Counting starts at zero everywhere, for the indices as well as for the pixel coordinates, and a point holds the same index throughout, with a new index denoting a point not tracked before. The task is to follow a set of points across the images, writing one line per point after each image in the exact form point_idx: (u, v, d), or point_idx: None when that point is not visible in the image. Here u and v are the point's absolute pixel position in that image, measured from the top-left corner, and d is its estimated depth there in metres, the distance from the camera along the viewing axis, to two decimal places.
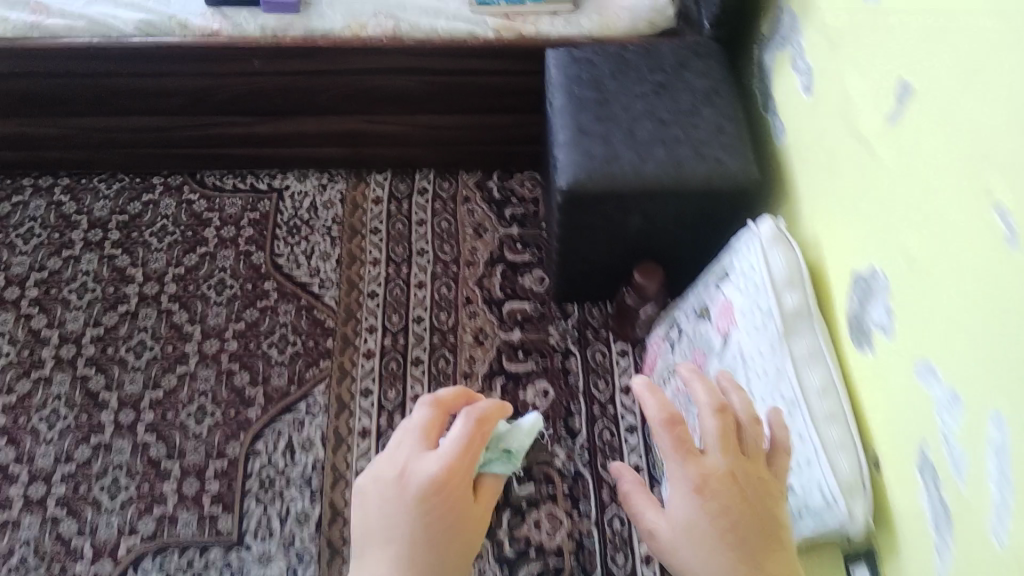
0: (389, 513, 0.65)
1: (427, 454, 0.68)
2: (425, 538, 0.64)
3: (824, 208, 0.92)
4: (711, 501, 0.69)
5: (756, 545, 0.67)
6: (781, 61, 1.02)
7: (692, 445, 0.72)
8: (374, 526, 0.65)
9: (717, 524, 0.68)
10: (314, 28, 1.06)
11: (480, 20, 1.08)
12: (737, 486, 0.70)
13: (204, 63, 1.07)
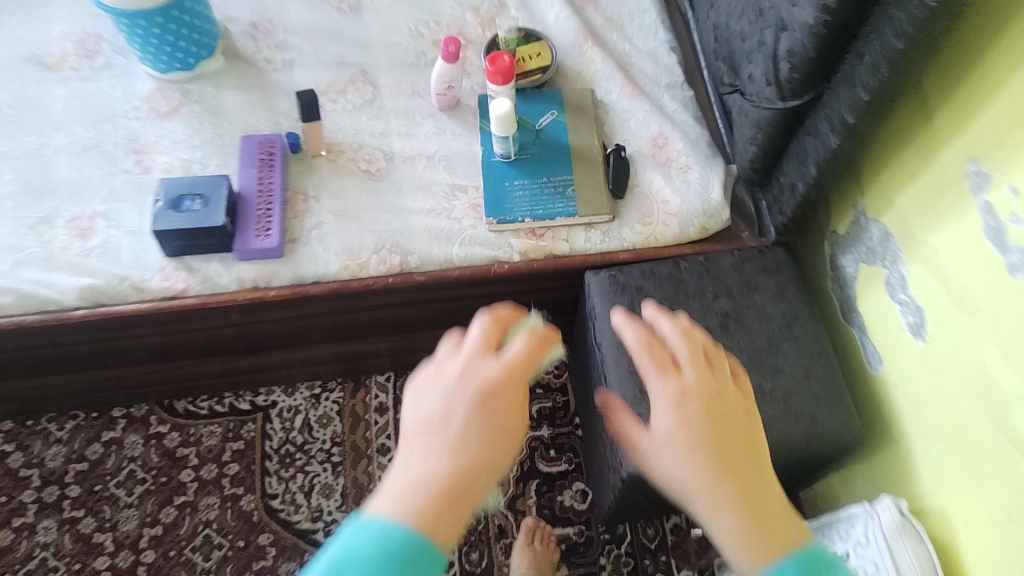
0: (446, 410, 0.46)
1: (487, 388, 0.53)
2: (490, 390, 0.47)
3: (954, 493, 0.72)
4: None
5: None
6: (872, 276, 0.84)
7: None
8: (414, 435, 0.46)
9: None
10: (305, 272, 0.85)
11: (504, 241, 0.89)
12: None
13: (163, 327, 0.85)
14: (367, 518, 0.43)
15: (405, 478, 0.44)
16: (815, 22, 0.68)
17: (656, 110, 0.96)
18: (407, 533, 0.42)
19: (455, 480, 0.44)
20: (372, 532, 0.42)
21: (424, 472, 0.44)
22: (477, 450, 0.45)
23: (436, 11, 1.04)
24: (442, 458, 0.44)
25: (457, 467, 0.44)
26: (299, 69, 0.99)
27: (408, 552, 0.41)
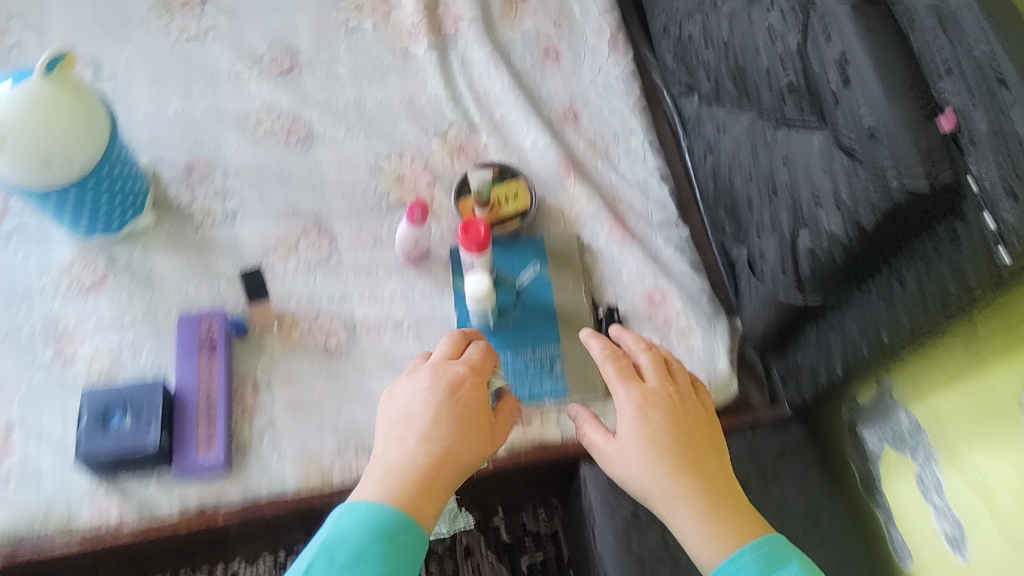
0: (413, 415, 0.61)
1: (452, 372, 0.63)
2: (459, 405, 0.61)
3: None
4: (652, 416, 0.64)
5: (697, 458, 0.62)
6: (900, 462, 0.75)
7: (637, 380, 0.68)
8: (399, 415, 0.61)
9: (659, 435, 0.63)
10: (258, 488, 0.74)
11: None
12: (676, 408, 0.65)
13: (94, 563, 0.74)
14: (349, 504, 0.56)
15: (388, 462, 0.58)
16: (852, 241, 0.57)
17: (650, 258, 0.85)
18: (392, 518, 0.54)
19: (423, 477, 0.57)
20: (351, 518, 0.54)
21: (398, 463, 0.58)
22: (441, 450, 0.59)
23: (396, 139, 0.92)
24: (416, 442, 0.59)
25: (428, 459, 0.58)
26: (242, 221, 0.87)
27: (382, 533, 0.53)
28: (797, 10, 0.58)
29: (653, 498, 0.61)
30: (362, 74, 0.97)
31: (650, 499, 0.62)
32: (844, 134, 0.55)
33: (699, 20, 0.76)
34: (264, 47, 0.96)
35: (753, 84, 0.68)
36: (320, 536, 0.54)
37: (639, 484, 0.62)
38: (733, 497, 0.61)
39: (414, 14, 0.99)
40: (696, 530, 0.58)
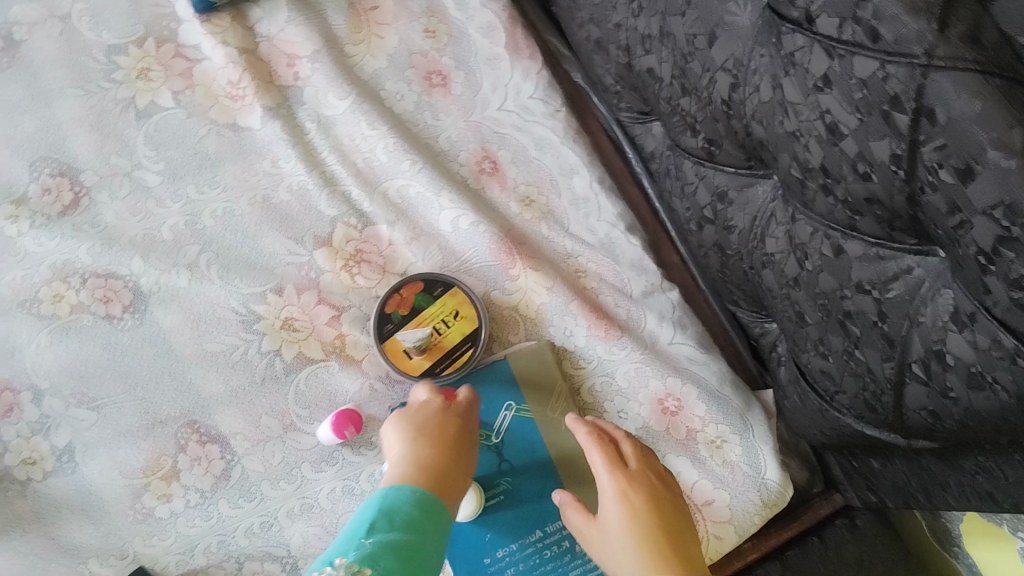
0: (423, 421, 0.57)
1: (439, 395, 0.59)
2: (463, 419, 0.58)
3: None
4: (622, 491, 0.51)
5: (675, 532, 0.50)
6: (994, 532, 0.61)
7: (622, 461, 0.53)
8: (400, 428, 0.57)
9: (626, 508, 0.50)
10: None
11: None
12: (662, 497, 0.52)
13: None
14: (383, 493, 0.51)
15: (404, 463, 0.54)
16: (1010, 418, 0.40)
17: (649, 352, 0.66)
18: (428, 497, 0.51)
19: (442, 471, 0.54)
20: (396, 493, 0.51)
21: (415, 464, 0.54)
22: (448, 459, 0.55)
23: (264, 265, 0.66)
24: (421, 439, 0.55)
25: (432, 467, 0.53)
26: (86, 458, 0.60)
27: (430, 518, 0.50)
28: (889, 111, 0.37)
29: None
30: (183, 174, 0.67)
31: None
32: (1004, 306, 0.37)
33: (666, 56, 0.54)
34: (27, 176, 0.66)
35: (788, 172, 0.48)
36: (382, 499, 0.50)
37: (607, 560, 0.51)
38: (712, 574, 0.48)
39: (229, 66, 0.69)
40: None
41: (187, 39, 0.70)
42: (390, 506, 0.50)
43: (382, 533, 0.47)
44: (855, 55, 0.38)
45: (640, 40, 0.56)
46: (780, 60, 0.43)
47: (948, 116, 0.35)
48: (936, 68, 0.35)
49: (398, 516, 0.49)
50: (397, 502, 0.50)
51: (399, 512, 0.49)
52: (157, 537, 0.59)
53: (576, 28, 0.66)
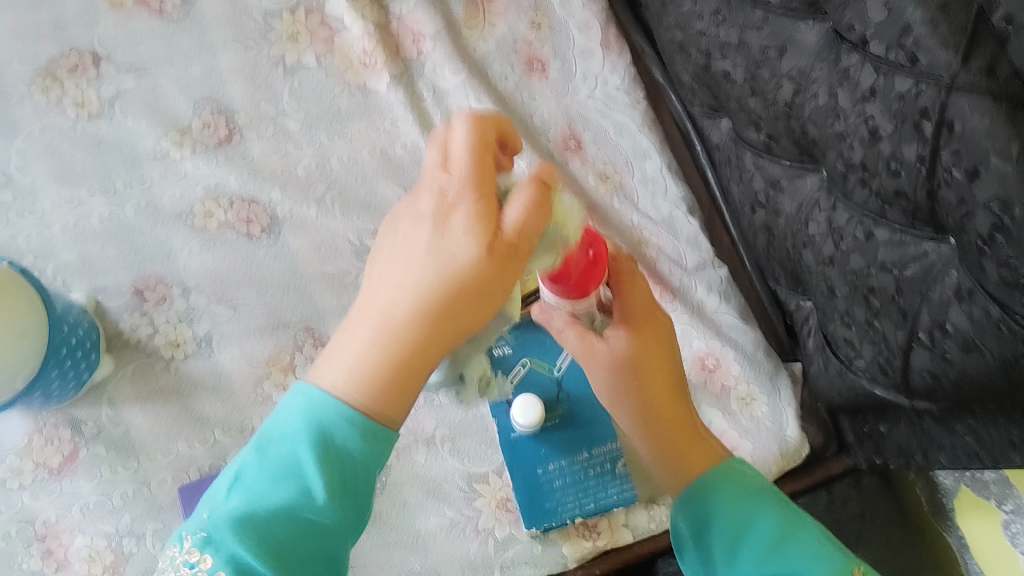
0: (414, 256, 0.43)
1: (475, 233, 0.42)
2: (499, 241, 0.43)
3: None
4: (641, 344, 0.58)
5: (668, 396, 0.58)
6: (978, 505, 0.70)
7: (646, 314, 0.59)
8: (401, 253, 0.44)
9: (647, 374, 0.57)
10: None
11: (554, 552, 0.70)
12: (662, 364, 0.58)
13: None
14: (321, 399, 0.43)
15: (380, 304, 0.44)
16: (997, 380, 0.49)
17: (695, 315, 0.76)
18: (341, 411, 0.42)
19: (420, 342, 0.43)
20: (334, 414, 0.42)
21: (387, 319, 0.43)
22: (449, 308, 0.43)
23: (378, 208, 0.78)
24: (414, 293, 0.43)
25: (411, 340, 0.43)
26: (221, 346, 0.73)
27: (344, 447, 0.42)
28: (919, 120, 0.47)
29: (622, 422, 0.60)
30: (318, 125, 0.80)
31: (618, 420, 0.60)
32: (994, 284, 0.45)
33: (741, 63, 0.64)
34: (190, 112, 0.78)
35: (834, 167, 0.57)
36: (312, 428, 0.42)
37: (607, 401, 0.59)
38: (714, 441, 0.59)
39: (364, 37, 0.81)
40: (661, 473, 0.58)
41: (333, 9, 0.82)
42: (322, 437, 0.42)
43: (258, 488, 0.42)
44: (896, 74, 0.48)
45: (720, 47, 0.66)
46: (837, 73, 0.53)
47: (963, 128, 0.44)
48: (957, 89, 0.44)
49: (324, 442, 0.42)
50: (286, 430, 0.43)
51: (327, 441, 0.42)
52: (271, 417, 0.72)
53: (664, 31, 0.76)
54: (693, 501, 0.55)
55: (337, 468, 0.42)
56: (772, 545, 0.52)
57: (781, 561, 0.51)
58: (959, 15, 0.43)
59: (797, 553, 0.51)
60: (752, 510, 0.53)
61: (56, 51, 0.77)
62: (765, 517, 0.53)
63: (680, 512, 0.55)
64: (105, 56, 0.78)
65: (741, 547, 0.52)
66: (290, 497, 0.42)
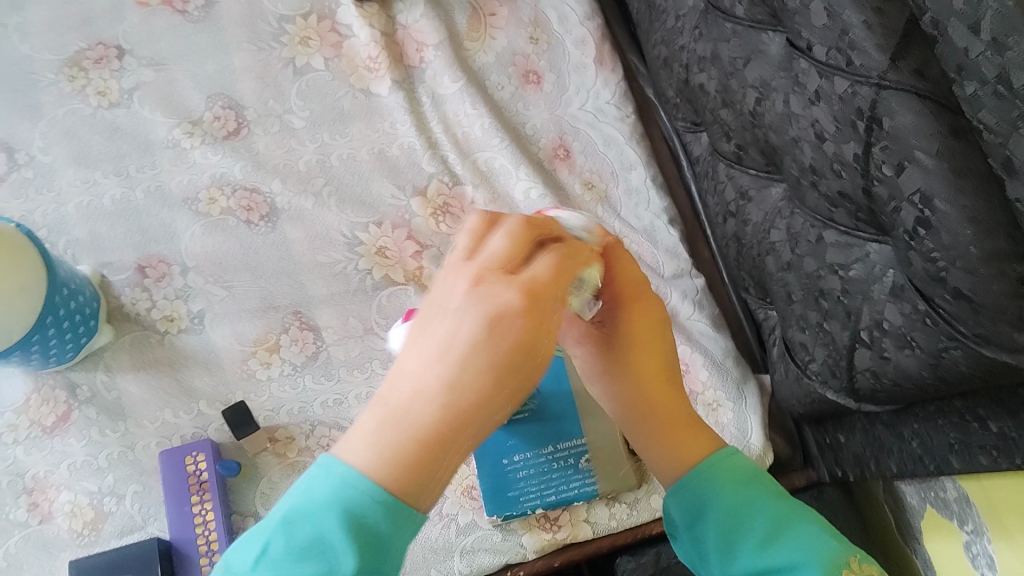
0: (454, 343, 0.40)
1: (515, 304, 0.40)
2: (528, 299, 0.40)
3: None
4: (632, 321, 0.55)
5: (658, 375, 0.57)
6: (942, 524, 0.71)
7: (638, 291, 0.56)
8: (432, 328, 0.41)
9: (644, 352, 0.56)
10: None
11: (513, 542, 0.72)
12: (651, 358, 0.56)
13: None
14: (350, 480, 0.39)
15: (419, 392, 0.39)
16: (926, 374, 0.50)
17: (668, 322, 0.78)
18: (370, 500, 0.39)
19: (452, 432, 0.39)
20: (364, 493, 0.39)
21: (430, 402, 0.39)
22: (478, 383, 0.39)
23: (372, 202, 0.82)
24: (446, 366, 0.39)
25: (450, 426, 0.39)
26: (212, 324, 0.77)
27: (368, 528, 0.39)
28: (856, 120, 0.49)
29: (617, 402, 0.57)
30: (321, 123, 0.85)
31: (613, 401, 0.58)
32: (920, 277, 0.48)
33: (714, 74, 0.66)
34: (203, 105, 0.84)
35: (791, 172, 0.59)
36: (342, 504, 0.39)
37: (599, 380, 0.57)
38: (703, 424, 0.57)
39: (371, 44, 0.86)
40: (659, 454, 0.56)
41: (343, 19, 0.88)
42: (350, 513, 0.39)
43: (276, 560, 0.38)
44: (835, 77, 0.50)
45: (696, 60, 0.69)
46: (791, 81, 0.55)
47: (891, 125, 0.47)
48: (886, 88, 0.47)
49: (353, 518, 0.39)
50: (311, 503, 0.39)
51: (358, 520, 0.39)
52: (254, 393, 0.75)
53: (651, 47, 0.79)
54: (684, 492, 0.54)
55: (365, 549, 0.38)
56: (764, 542, 0.51)
57: (775, 556, 0.50)
58: (894, 21, 0.47)
59: (791, 547, 0.50)
60: (746, 505, 0.52)
61: (84, 44, 0.84)
62: (758, 510, 0.52)
63: (670, 500, 0.55)
64: (130, 51, 0.84)
65: (733, 541, 0.52)
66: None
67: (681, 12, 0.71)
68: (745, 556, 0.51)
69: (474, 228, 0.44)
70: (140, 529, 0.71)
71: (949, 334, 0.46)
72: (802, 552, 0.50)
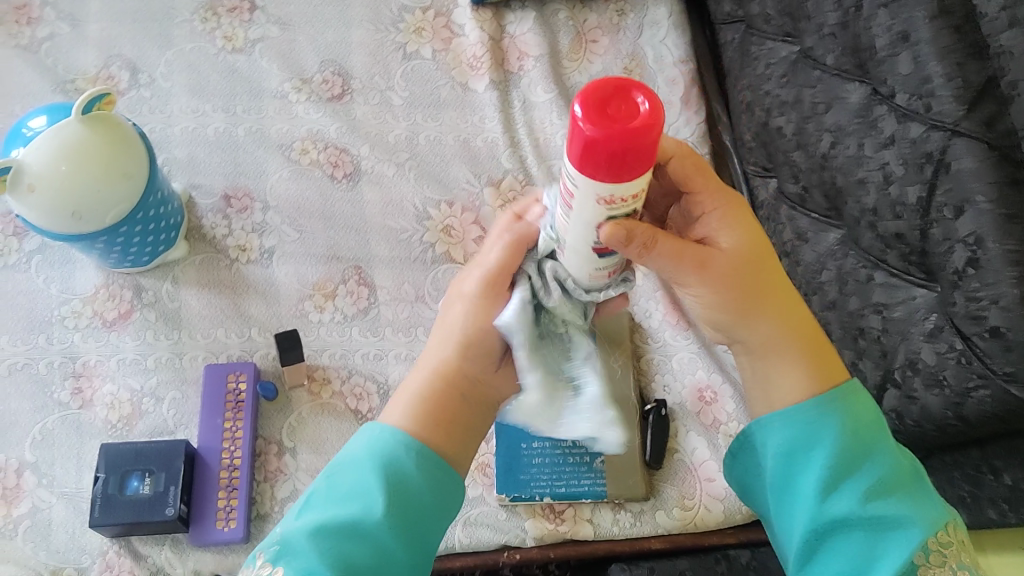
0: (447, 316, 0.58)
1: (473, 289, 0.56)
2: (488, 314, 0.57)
3: None
4: (732, 230, 0.53)
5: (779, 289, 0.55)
6: None
7: (734, 204, 0.54)
8: (446, 309, 0.59)
9: (761, 279, 0.54)
10: None
11: (516, 524, 0.74)
12: (760, 287, 0.54)
13: None
14: (385, 435, 0.53)
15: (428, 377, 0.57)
16: (949, 415, 0.52)
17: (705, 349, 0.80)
18: (400, 447, 0.52)
19: (452, 391, 0.56)
20: (400, 446, 0.52)
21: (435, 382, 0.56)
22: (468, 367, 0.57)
23: (448, 184, 0.87)
24: (450, 350, 0.57)
25: (445, 383, 0.56)
26: (279, 261, 0.82)
27: (404, 469, 0.51)
28: (923, 163, 0.53)
29: (754, 331, 0.54)
30: (417, 105, 0.90)
31: (751, 326, 0.54)
32: (960, 316, 0.51)
33: (795, 118, 0.71)
34: (316, 67, 0.90)
35: (851, 214, 0.63)
36: (380, 457, 0.51)
37: (722, 306, 0.54)
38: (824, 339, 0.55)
39: (478, 45, 0.93)
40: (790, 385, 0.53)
41: (458, 18, 0.94)
42: (389, 464, 0.51)
43: (325, 504, 0.50)
44: (911, 122, 0.54)
45: (780, 104, 0.74)
46: (868, 126, 0.59)
47: (957, 169, 0.50)
48: (957, 134, 0.50)
49: (389, 466, 0.51)
50: (355, 464, 0.51)
51: (393, 468, 0.51)
52: (303, 331, 0.79)
53: (737, 92, 0.84)
54: (801, 420, 0.52)
55: (403, 498, 0.50)
56: (873, 489, 0.49)
57: (882, 506, 0.49)
58: (974, 75, 0.50)
59: (898, 501, 0.49)
60: (865, 449, 0.50)
61: None
62: (878, 458, 0.50)
63: (779, 424, 0.53)
64: (261, 7, 0.92)
65: (841, 482, 0.50)
66: (352, 512, 0.49)
67: (773, 61, 0.76)
68: (851, 500, 0.49)
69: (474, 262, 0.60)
70: (170, 434, 0.75)
71: (982, 373, 0.49)
72: (913, 508, 0.48)
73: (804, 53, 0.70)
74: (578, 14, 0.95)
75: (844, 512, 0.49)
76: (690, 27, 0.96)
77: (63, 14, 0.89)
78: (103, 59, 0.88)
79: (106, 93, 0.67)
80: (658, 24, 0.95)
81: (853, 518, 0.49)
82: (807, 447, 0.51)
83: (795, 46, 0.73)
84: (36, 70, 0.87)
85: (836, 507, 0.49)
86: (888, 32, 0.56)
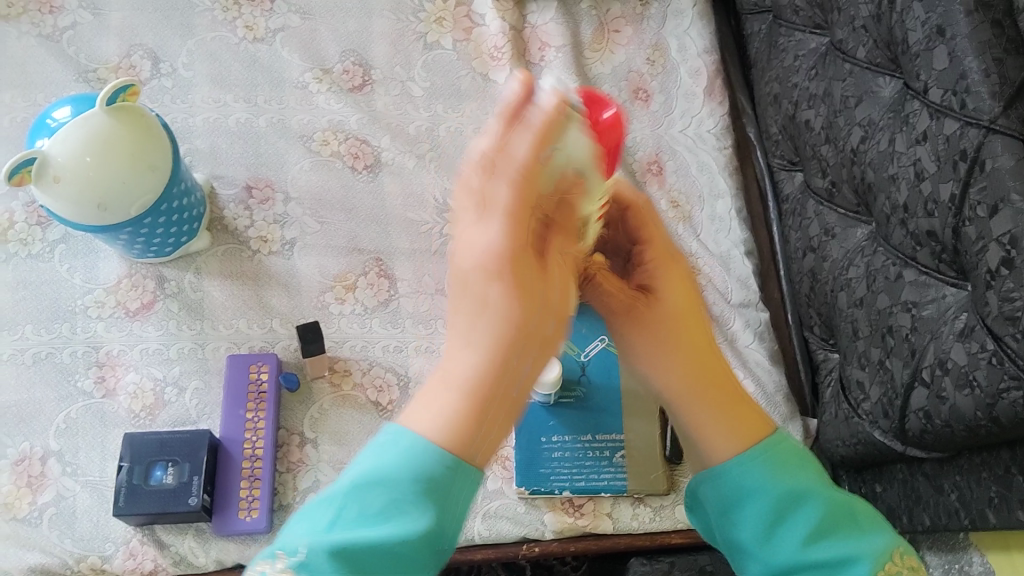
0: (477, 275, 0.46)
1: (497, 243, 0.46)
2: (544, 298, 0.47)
3: None
4: (669, 281, 0.55)
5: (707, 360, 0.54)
6: None
7: (670, 261, 0.56)
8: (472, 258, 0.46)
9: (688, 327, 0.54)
10: None
11: (535, 517, 0.74)
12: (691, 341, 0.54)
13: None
14: (421, 444, 0.45)
15: (456, 373, 0.46)
16: (981, 417, 0.52)
17: (726, 345, 0.79)
18: (437, 461, 0.44)
19: (479, 403, 0.45)
20: (436, 456, 0.44)
21: (466, 383, 0.45)
22: (515, 355, 0.46)
23: None
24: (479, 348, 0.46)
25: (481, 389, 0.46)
26: (301, 253, 0.82)
27: (435, 490, 0.44)
28: (957, 161, 0.52)
29: (667, 375, 0.53)
30: (439, 95, 0.90)
31: (663, 369, 0.53)
32: (992, 316, 0.50)
33: (824, 111, 0.70)
34: (337, 57, 0.90)
35: (881, 210, 0.62)
36: (416, 471, 0.44)
37: (648, 345, 0.54)
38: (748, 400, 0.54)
39: (499, 34, 0.92)
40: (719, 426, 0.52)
41: (479, 8, 0.94)
42: (422, 480, 0.44)
43: (346, 520, 0.43)
44: (946, 118, 0.53)
45: (809, 97, 0.73)
46: (900, 121, 0.58)
47: (992, 167, 0.49)
48: (994, 132, 0.49)
49: (424, 483, 0.44)
50: (387, 471, 0.44)
51: (431, 486, 0.44)
52: (325, 322, 0.79)
53: (764, 84, 0.83)
54: (728, 473, 0.51)
55: (438, 514, 0.44)
56: (813, 534, 0.48)
57: (824, 550, 0.48)
58: (1013, 71, 0.49)
59: (839, 541, 0.48)
60: (797, 494, 0.49)
61: None
62: (812, 499, 0.49)
63: (707, 481, 0.52)
64: None
65: (778, 529, 0.49)
66: (386, 535, 0.43)
67: (802, 53, 0.75)
68: (790, 544, 0.49)
69: (460, 177, 0.51)
70: (192, 424, 0.75)
71: (1015, 374, 0.48)
72: (852, 547, 0.48)
73: (834, 45, 0.69)
74: (601, 3, 0.94)
75: (783, 560, 0.48)
76: (713, 17, 0.95)
77: (84, 2, 0.89)
78: (124, 48, 0.88)
79: (131, 84, 0.67)
80: (682, 14, 0.94)
81: (796, 564, 0.48)
82: (738, 500, 0.50)
83: (824, 38, 0.72)
84: (58, 59, 0.87)
85: (780, 558, 0.49)
86: (924, 26, 0.55)
